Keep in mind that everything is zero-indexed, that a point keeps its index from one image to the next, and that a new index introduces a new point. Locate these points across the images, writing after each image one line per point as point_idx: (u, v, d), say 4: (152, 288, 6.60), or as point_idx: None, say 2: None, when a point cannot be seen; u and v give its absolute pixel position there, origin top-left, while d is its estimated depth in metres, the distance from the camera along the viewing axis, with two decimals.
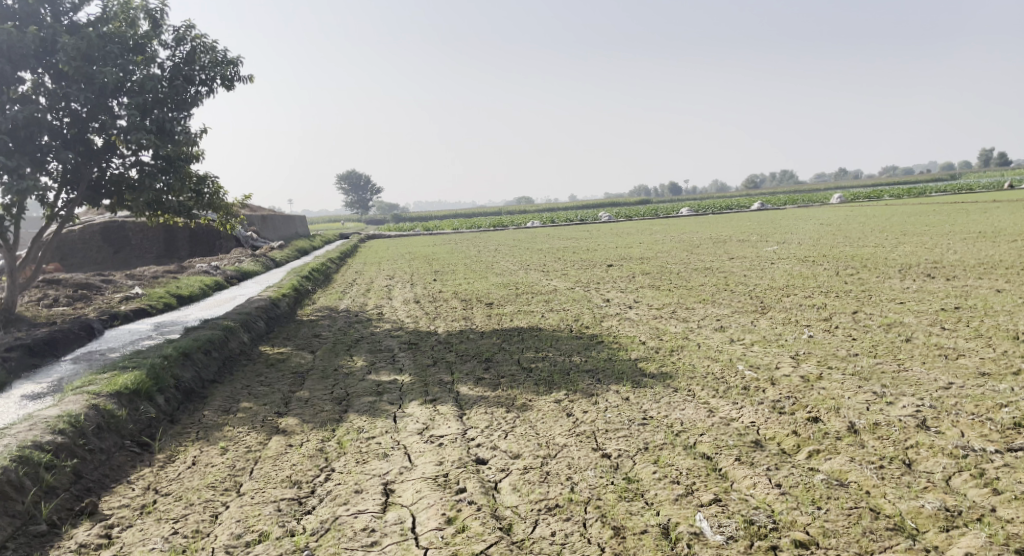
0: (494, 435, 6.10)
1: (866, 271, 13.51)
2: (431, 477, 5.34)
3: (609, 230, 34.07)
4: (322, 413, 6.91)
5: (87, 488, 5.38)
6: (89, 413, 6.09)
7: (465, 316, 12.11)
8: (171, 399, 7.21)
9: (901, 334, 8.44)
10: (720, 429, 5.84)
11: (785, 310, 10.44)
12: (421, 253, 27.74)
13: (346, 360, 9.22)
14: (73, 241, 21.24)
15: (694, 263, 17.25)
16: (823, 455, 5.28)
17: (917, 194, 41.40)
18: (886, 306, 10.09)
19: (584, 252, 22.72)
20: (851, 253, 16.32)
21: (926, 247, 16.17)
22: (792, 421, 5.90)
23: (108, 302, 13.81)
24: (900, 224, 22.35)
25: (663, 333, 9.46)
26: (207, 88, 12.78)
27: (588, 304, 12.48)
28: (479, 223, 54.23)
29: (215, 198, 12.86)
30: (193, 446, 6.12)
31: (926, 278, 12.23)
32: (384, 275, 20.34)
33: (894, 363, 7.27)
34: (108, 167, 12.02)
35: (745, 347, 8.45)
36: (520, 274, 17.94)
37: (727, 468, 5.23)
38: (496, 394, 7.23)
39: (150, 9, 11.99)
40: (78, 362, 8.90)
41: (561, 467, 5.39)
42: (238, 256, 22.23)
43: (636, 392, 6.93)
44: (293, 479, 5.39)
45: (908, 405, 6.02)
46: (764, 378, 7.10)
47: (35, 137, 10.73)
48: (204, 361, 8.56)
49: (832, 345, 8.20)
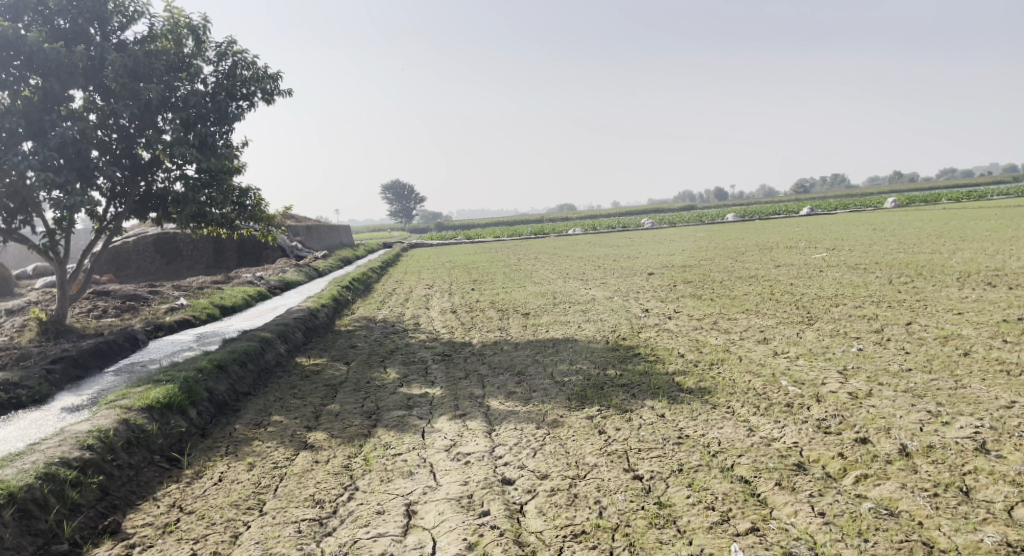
0: (522, 453, 5.91)
1: (921, 279, 12.86)
2: (454, 498, 5.20)
3: (652, 237, 33.53)
4: (350, 428, 6.84)
5: (112, 505, 5.45)
6: (118, 428, 6.15)
7: (500, 327, 11.95)
8: (203, 412, 7.26)
9: (959, 348, 7.92)
10: (761, 450, 5.52)
11: (833, 321, 9.97)
12: (462, 262, 27.73)
13: (379, 372, 9.15)
14: (127, 253, 21.95)
15: (738, 272, 16.72)
16: (872, 481, 4.92)
17: (977, 198, 39.68)
18: (943, 317, 9.52)
19: (625, 260, 22.34)
20: (905, 260, 15.61)
21: (985, 253, 15.36)
22: (839, 442, 5.53)
23: (154, 313, 14.13)
24: (959, 229, 21.33)
25: (703, 345, 9.11)
26: (249, 102, 13.00)
27: (627, 315, 12.17)
28: (521, 232, 54.17)
29: (257, 209, 13.06)
30: (221, 462, 6.12)
31: (987, 287, 11.56)
32: (423, 285, 20.35)
33: (951, 380, 6.79)
34: (153, 181, 12.27)
35: (790, 361, 8.05)
36: (559, 283, 17.71)
37: (766, 493, 4.93)
38: (527, 409, 7.03)
39: (195, 26, 12.28)
40: (119, 374, 9.08)
41: (589, 489, 5.17)
42: (282, 266, 22.62)
43: (672, 409, 6.65)
44: (315, 499, 5.34)
45: (966, 426, 5.58)
46: (809, 394, 6.72)
47: (84, 153, 11.01)
48: (238, 373, 8.61)
49: (883, 359, 7.73)
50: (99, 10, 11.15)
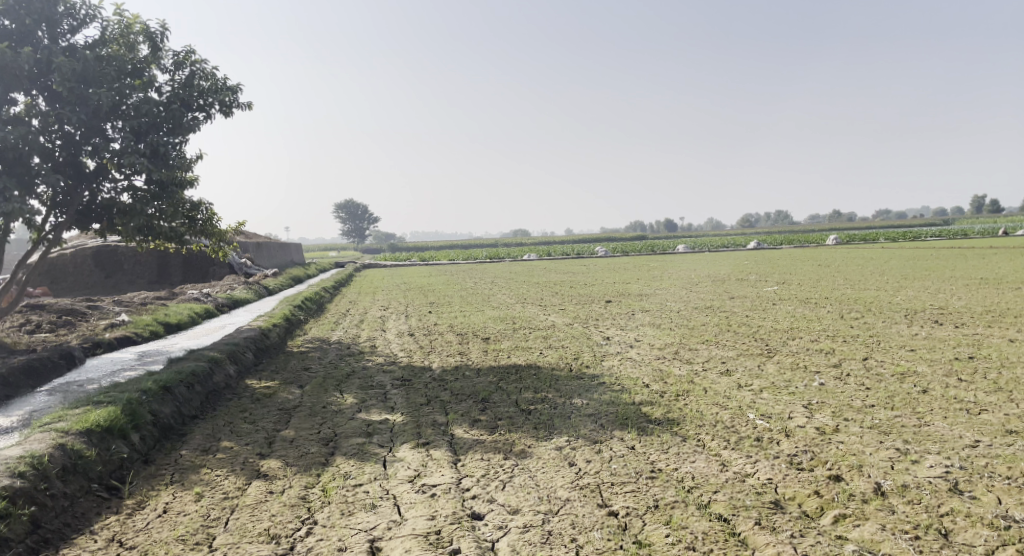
0: (491, 485, 5.67)
1: (871, 315, 13.22)
2: (423, 535, 4.94)
3: (608, 265, 33.85)
4: (306, 456, 6.46)
5: (44, 539, 4.97)
6: (53, 453, 5.65)
7: (461, 352, 11.67)
8: (147, 437, 6.77)
9: (917, 385, 8.06)
10: (736, 487, 5.44)
11: (793, 355, 10.07)
12: (418, 283, 27.32)
13: (335, 396, 8.75)
14: (64, 265, 20.81)
15: (694, 302, 16.93)
16: (850, 521, 4.92)
17: (912, 238, 41.67)
18: (898, 353, 9.73)
19: (581, 287, 22.40)
20: (853, 296, 16.06)
21: (928, 292, 15.97)
22: (813, 479, 5.51)
23: (92, 329, 13.32)
24: (900, 268, 22.25)
25: (667, 376, 9.02)
26: (205, 113, 12.54)
27: (588, 342, 12.07)
28: (477, 256, 54.04)
29: (208, 224, 12.55)
30: (166, 492, 5.68)
31: (933, 324, 11.96)
32: (379, 306, 19.89)
33: (914, 417, 6.88)
34: (99, 191, 11.62)
35: (754, 394, 8.03)
36: (517, 308, 17.56)
37: (747, 532, 4.86)
38: (493, 438, 6.79)
39: (150, 33, 11.80)
40: (53, 394, 8.45)
41: (564, 527, 5.02)
42: (230, 283, 21.84)
43: (642, 441, 6.51)
44: (270, 533, 4.99)
45: (936, 465, 5.65)
46: (777, 429, 6.69)
47: (25, 159, 10.36)
48: (185, 395, 8.10)
49: (846, 395, 7.79)
50: (49, 12, 10.58)
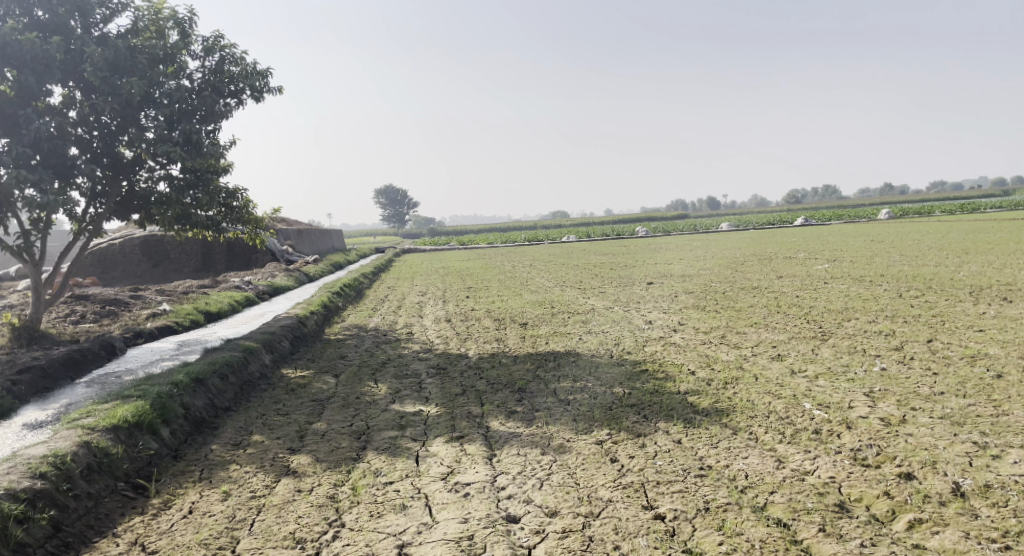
0: (528, 484, 5.33)
1: (932, 293, 12.40)
2: (454, 540, 4.66)
3: (650, 245, 33.03)
4: (337, 451, 6.22)
5: (64, 543, 4.86)
6: (77, 452, 5.55)
7: (498, 338, 11.36)
8: (178, 431, 6.65)
9: (991, 369, 7.40)
10: (795, 486, 4.98)
11: (849, 337, 9.43)
12: (457, 268, 27.06)
13: (369, 386, 8.51)
14: (114, 255, 21.24)
15: (741, 282, 16.23)
16: (928, 528, 4.44)
17: (971, 210, 39.60)
18: (965, 334, 9.01)
19: (621, 269, 21.79)
20: (911, 273, 15.15)
21: (993, 267, 14.98)
22: (881, 478, 5.01)
23: (134, 319, 13.42)
24: (958, 242, 21.01)
25: (714, 361, 8.52)
26: (236, 100, 12.41)
27: (629, 327, 11.58)
28: (515, 238, 53.54)
29: (244, 211, 12.47)
30: (192, 490, 5.52)
31: (1002, 302, 11.12)
32: (416, 292, 19.70)
33: (991, 406, 6.26)
34: (136, 181, 11.59)
35: (809, 380, 7.48)
36: (556, 292, 17.14)
37: (810, 540, 4.42)
38: (530, 431, 6.43)
39: (180, 19, 11.64)
40: (91, 386, 8.42)
41: (606, 532, 4.66)
42: (272, 270, 21.91)
43: (689, 435, 6.06)
44: (296, 537, 4.78)
45: (1021, 461, 5.08)
46: (838, 420, 6.16)
47: (61, 150, 10.28)
48: (218, 387, 7.96)
49: (911, 381, 7.18)
50: (80, 3, 10.47)
